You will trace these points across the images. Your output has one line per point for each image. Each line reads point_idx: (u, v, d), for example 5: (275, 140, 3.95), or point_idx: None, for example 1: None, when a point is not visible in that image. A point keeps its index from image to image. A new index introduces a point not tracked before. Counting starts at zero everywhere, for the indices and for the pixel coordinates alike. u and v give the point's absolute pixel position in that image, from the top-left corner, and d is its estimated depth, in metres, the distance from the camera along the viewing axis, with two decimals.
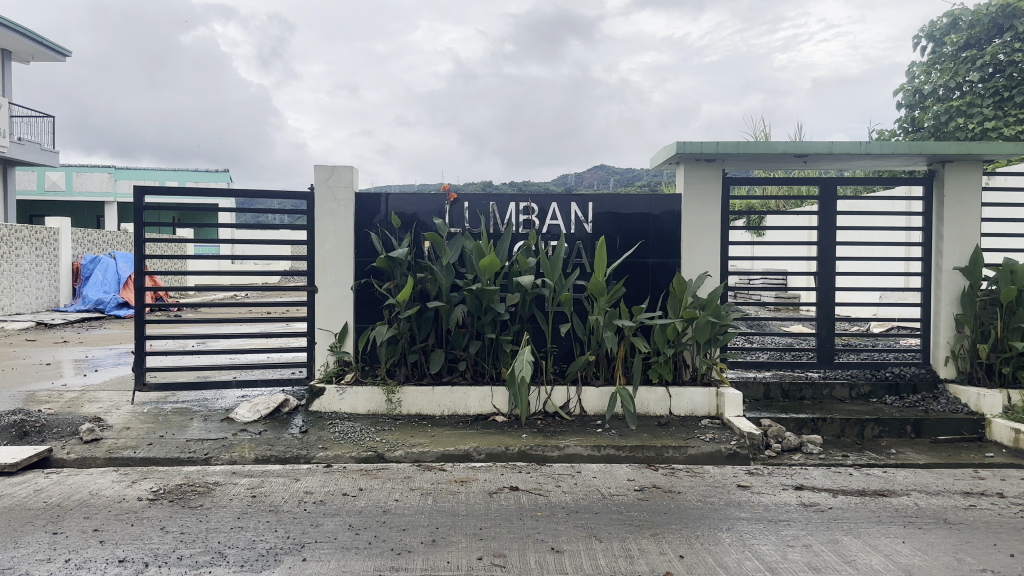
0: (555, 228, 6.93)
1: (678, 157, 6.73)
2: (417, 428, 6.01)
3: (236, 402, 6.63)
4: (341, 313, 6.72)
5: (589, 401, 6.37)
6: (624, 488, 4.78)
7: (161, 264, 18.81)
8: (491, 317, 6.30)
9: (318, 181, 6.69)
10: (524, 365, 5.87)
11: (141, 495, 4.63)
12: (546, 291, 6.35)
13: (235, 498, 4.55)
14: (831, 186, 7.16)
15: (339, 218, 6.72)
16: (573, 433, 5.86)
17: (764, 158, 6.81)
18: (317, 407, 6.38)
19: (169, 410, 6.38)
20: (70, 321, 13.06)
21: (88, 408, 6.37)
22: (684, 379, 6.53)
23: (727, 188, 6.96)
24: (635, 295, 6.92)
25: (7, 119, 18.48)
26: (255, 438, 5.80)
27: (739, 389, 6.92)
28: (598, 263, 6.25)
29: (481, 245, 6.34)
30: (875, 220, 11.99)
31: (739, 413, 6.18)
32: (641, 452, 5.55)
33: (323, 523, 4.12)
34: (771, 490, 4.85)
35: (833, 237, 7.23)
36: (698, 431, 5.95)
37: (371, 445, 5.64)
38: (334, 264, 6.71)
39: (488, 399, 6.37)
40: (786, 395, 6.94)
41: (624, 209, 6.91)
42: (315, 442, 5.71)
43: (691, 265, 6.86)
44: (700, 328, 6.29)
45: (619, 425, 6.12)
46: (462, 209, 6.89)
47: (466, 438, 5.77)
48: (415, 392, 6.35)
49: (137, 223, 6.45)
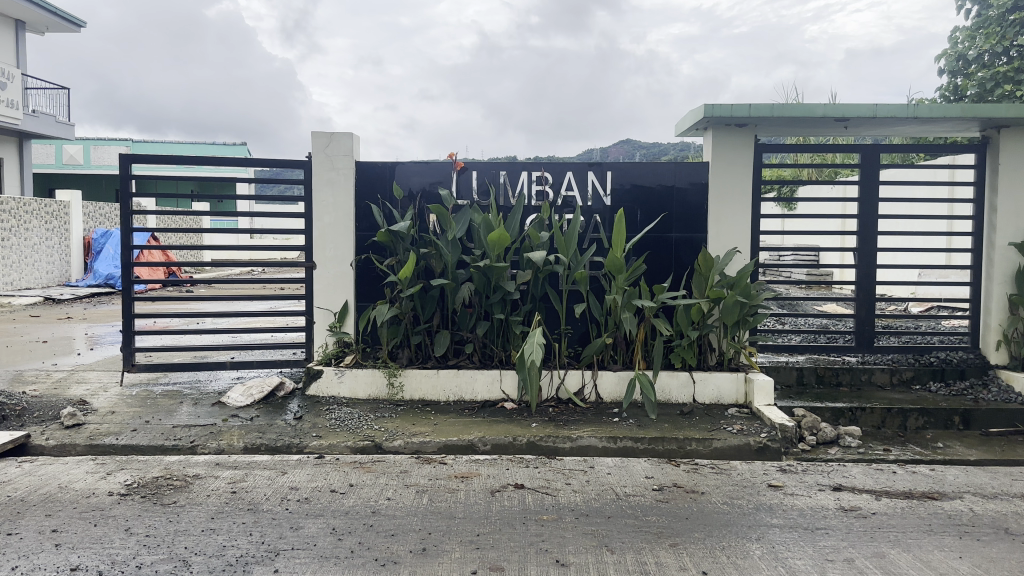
0: (570, 200, 6.42)
1: (706, 121, 6.18)
2: (420, 415, 5.58)
3: (231, 385, 6.24)
4: (342, 291, 6.29)
5: (606, 387, 5.89)
6: (641, 487, 4.31)
7: (177, 239, 18.56)
8: (500, 297, 5.86)
9: (315, 149, 6.23)
10: (535, 349, 5.40)
11: (113, 489, 4.24)
12: (560, 268, 5.87)
13: (213, 495, 4.15)
14: (874, 153, 6.56)
15: (339, 188, 6.26)
16: (587, 422, 5.39)
17: (800, 122, 6.24)
18: (315, 391, 5.97)
19: (159, 393, 6.01)
20: (78, 295, 12.81)
21: (74, 391, 6.02)
22: (710, 364, 6.04)
23: (759, 156, 6.39)
24: (657, 272, 6.39)
25: (22, 91, 18.21)
26: (246, 425, 5.41)
27: (770, 374, 6.40)
28: (617, 237, 5.75)
29: (490, 218, 5.87)
30: (914, 194, 11.32)
31: (770, 402, 5.68)
32: (661, 444, 5.08)
33: (304, 527, 3.70)
34: (806, 492, 4.36)
35: (875, 211, 6.64)
36: (724, 421, 5.45)
37: (369, 433, 5.23)
38: (333, 238, 6.27)
39: (497, 384, 5.91)
40: (820, 381, 6.42)
41: (646, 179, 6.39)
42: (309, 430, 5.31)
43: (719, 240, 6.32)
44: (727, 308, 5.79)
45: (638, 413, 5.65)
46: (470, 179, 6.40)
47: (471, 427, 5.33)
48: (418, 376, 5.92)
49: (123, 193, 6.04)
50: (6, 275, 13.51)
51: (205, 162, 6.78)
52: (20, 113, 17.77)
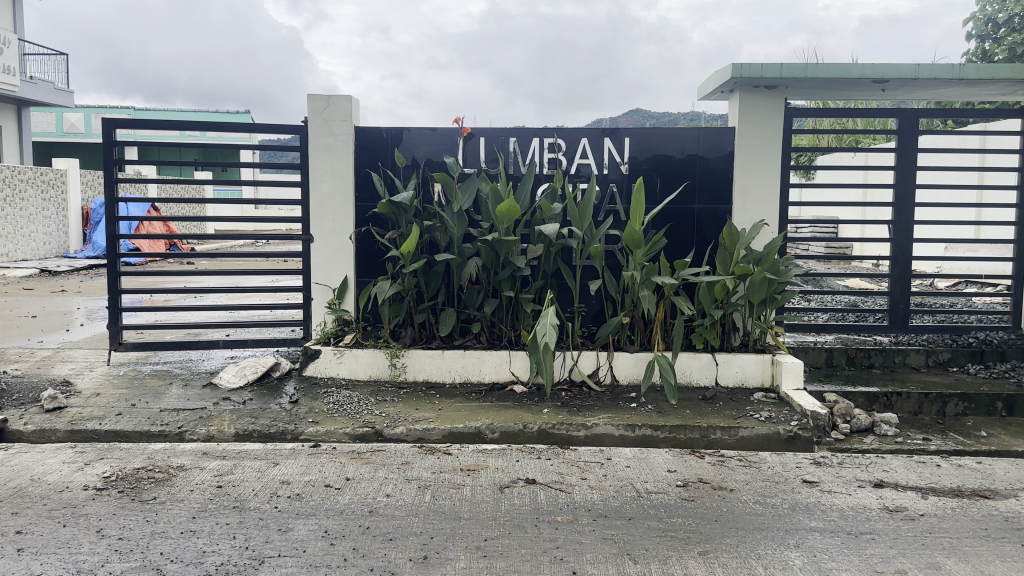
0: (585, 168, 5.98)
1: (733, 83, 5.73)
2: (424, 399, 5.22)
3: (224, 365, 5.89)
4: (342, 265, 5.91)
5: (622, 369, 5.52)
6: (663, 483, 3.94)
7: (179, 209, 18.23)
8: (510, 273, 5.48)
9: (311, 113, 5.80)
10: (547, 330, 5.02)
11: (89, 482, 3.90)
12: (573, 242, 5.48)
13: (197, 490, 3.80)
14: (913, 117, 6.09)
15: (338, 156, 5.85)
16: (602, 408, 5.02)
17: (834, 84, 5.78)
18: (312, 371, 5.60)
19: (148, 373, 5.67)
20: (76, 267, 12.50)
21: (58, 370, 5.68)
22: (734, 346, 5.65)
23: (790, 121, 5.94)
24: (678, 246, 5.97)
25: (18, 56, 17.74)
26: (238, 409, 5.06)
27: (798, 356, 6.01)
28: (635, 209, 5.33)
29: (498, 188, 5.46)
30: (942, 163, 10.80)
31: (799, 386, 5.29)
32: (683, 433, 4.71)
33: (294, 529, 3.35)
34: (845, 489, 3.98)
35: (912, 181, 6.18)
36: (751, 408, 5.07)
37: (369, 419, 4.87)
38: (331, 209, 5.88)
39: (505, 365, 5.53)
40: (851, 363, 6.03)
41: (666, 146, 5.95)
42: (305, 415, 4.95)
43: (745, 211, 5.89)
44: (755, 285, 5.38)
45: (656, 398, 5.27)
46: (478, 145, 5.97)
47: (478, 412, 4.97)
48: (421, 357, 5.55)
49: (107, 161, 5.64)
50: (2, 245, 13.22)
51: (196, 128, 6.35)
52: (17, 79, 17.34)
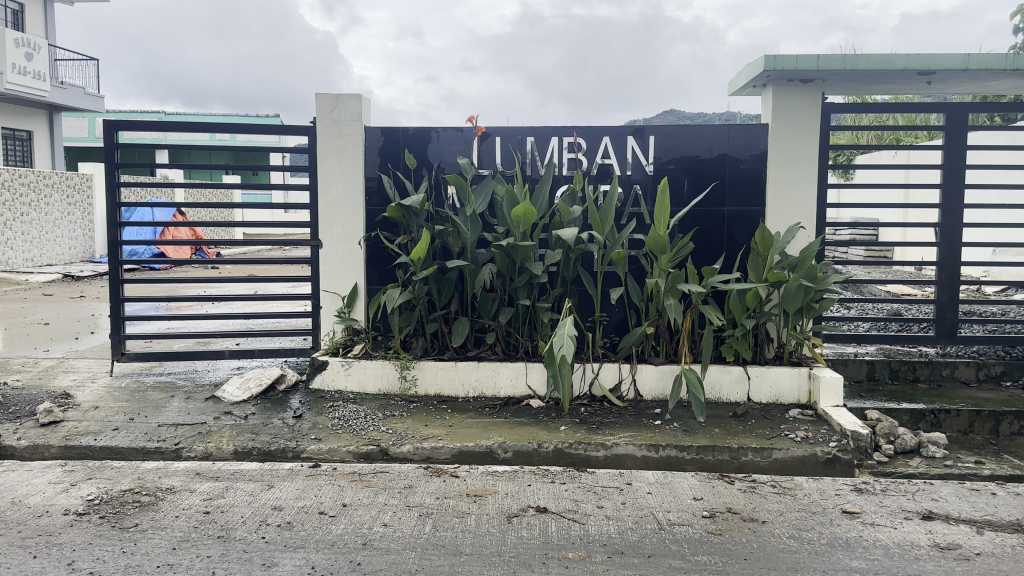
0: (607, 168, 5.65)
1: (765, 76, 5.35)
2: (434, 415, 4.93)
3: (229, 376, 5.66)
4: (351, 272, 5.63)
5: (646, 383, 5.17)
6: (688, 514, 3.58)
7: (207, 214, 18.25)
8: (526, 280, 5.17)
9: (319, 112, 5.54)
10: (565, 341, 4.69)
11: (72, 506, 3.66)
12: (594, 247, 5.15)
13: (182, 516, 3.55)
14: (962, 112, 5.64)
15: (346, 157, 5.58)
16: (624, 425, 4.67)
17: (876, 76, 5.36)
18: (319, 384, 5.34)
19: (150, 386, 5.46)
20: (99, 273, 12.47)
21: (59, 382, 5.49)
22: (767, 358, 5.27)
23: (827, 117, 5.53)
24: (706, 251, 5.60)
25: (49, 62, 17.89)
26: (239, 424, 4.81)
27: (837, 369, 5.59)
28: (660, 212, 4.98)
29: (514, 191, 5.16)
30: (990, 163, 10.26)
31: (839, 402, 4.89)
32: (711, 454, 4.34)
33: (278, 563, 3.07)
34: (890, 521, 3.57)
35: (960, 180, 5.73)
36: (785, 426, 4.69)
37: (374, 436, 4.59)
38: (340, 213, 5.61)
39: (522, 377, 5.21)
40: (894, 377, 5.60)
41: (694, 144, 5.59)
42: (308, 432, 4.68)
43: (779, 214, 5.50)
44: (790, 293, 5.01)
45: (683, 414, 4.91)
46: (493, 145, 5.67)
47: (491, 429, 4.65)
48: (433, 369, 5.25)
49: (109, 163, 5.45)
50: (27, 250, 13.30)
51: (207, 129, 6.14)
52: (48, 85, 17.48)
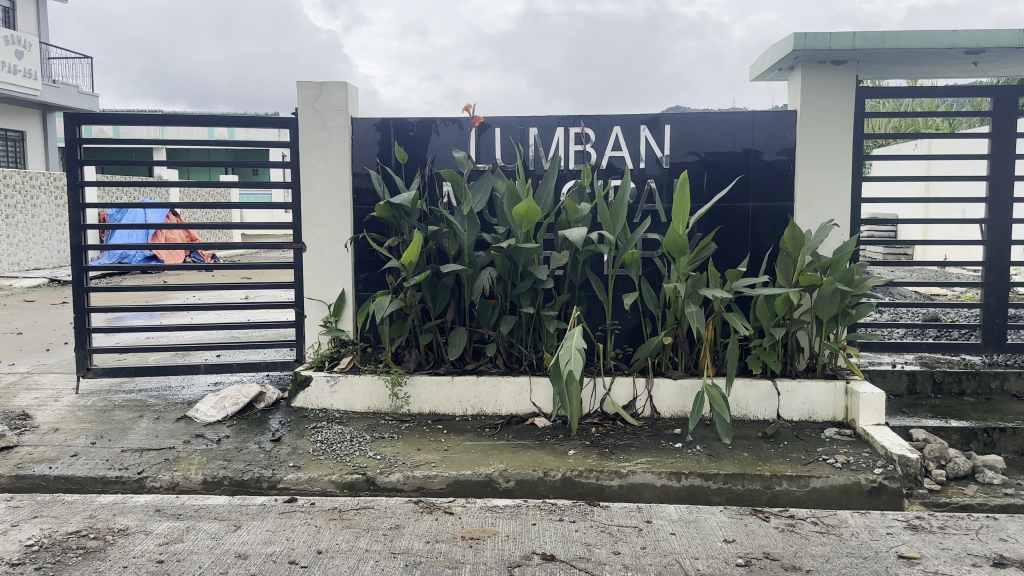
0: (618, 162, 5.13)
1: (794, 58, 4.82)
2: (428, 437, 4.42)
3: (205, 392, 5.17)
4: (337, 277, 5.12)
5: (663, 399, 4.66)
6: (719, 562, 3.07)
7: (203, 215, 17.80)
8: (530, 286, 4.67)
9: (301, 102, 5.04)
10: (573, 355, 4.18)
11: (5, 554, 3.16)
12: (604, 249, 4.64)
13: (130, 567, 3.04)
14: (1012, 96, 5.10)
15: (331, 152, 5.08)
16: (640, 450, 4.16)
17: (917, 57, 4.83)
18: (301, 402, 4.83)
19: (118, 404, 4.97)
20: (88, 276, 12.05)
21: (19, 400, 5.02)
22: (798, 370, 4.75)
23: (862, 103, 5.01)
24: (729, 252, 5.08)
25: (41, 60, 17.51)
26: (210, 449, 4.33)
27: (875, 381, 5.06)
28: (678, 209, 4.47)
29: (515, 187, 4.66)
30: None
31: (880, 421, 4.38)
32: (740, 484, 3.83)
33: None
34: (956, 570, 3.05)
35: (1009, 171, 5.19)
36: (822, 449, 4.17)
37: (360, 463, 4.09)
38: (326, 213, 5.11)
39: (525, 394, 4.71)
40: (938, 390, 5.07)
41: (713, 135, 5.07)
42: (286, 458, 4.19)
43: (810, 210, 4.98)
44: (824, 298, 4.49)
45: (706, 435, 4.40)
46: (493, 137, 5.17)
47: (491, 454, 4.15)
48: (427, 385, 4.75)
49: (71, 160, 4.95)
50: (13, 254, 12.89)
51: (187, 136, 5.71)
52: (41, 84, 17.08)
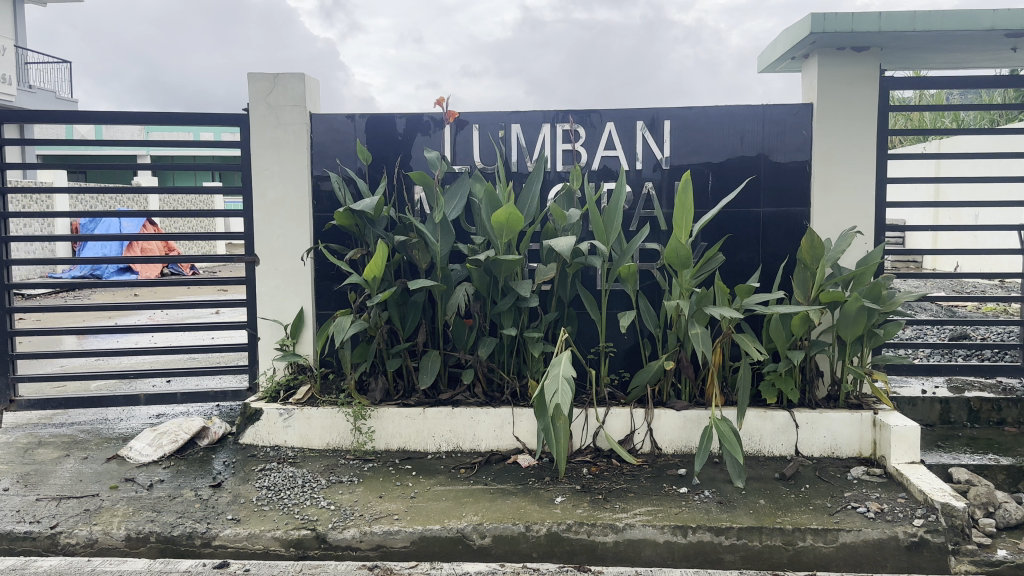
0: (611, 163, 4.55)
1: (810, 43, 4.23)
2: (392, 480, 3.82)
3: (145, 427, 4.57)
4: (294, 294, 4.53)
5: (664, 433, 4.07)
6: None
7: (185, 225, 17.23)
8: (511, 303, 4.09)
9: (252, 96, 4.45)
10: (561, 386, 3.59)
11: None
12: (596, 261, 4.06)
13: None
14: None
15: (286, 153, 4.49)
16: (638, 497, 3.56)
17: (949, 41, 4.24)
18: (250, 439, 4.23)
19: (43, 442, 4.37)
20: (56, 291, 11.48)
21: None
22: (818, 399, 4.16)
23: (886, 95, 4.43)
24: (737, 264, 4.50)
25: (17, 65, 16.98)
26: (139, 497, 3.73)
27: (905, 410, 4.47)
28: (681, 215, 3.89)
29: (494, 191, 4.08)
30: None
31: (915, 458, 3.78)
32: (758, 539, 3.23)
33: None
34: None
35: None
36: (851, 494, 3.57)
37: (310, 515, 3.49)
38: (281, 222, 4.51)
39: (507, 428, 4.12)
40: (975, 419, 4.48)
41: (718, 132, 4.50)
42: (224, 508, 3.59)
43: (829, 216, 4.39)
44: (848, 317, 3.91)
45: (715, 477, 3.80)
46: (470, 134, 4.58)
47: (464, 503, 3.55)
48: (395, 418, 4.15)
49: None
50: None
51: (146, 145, 5.16)
52: (16, 90, 16.55)
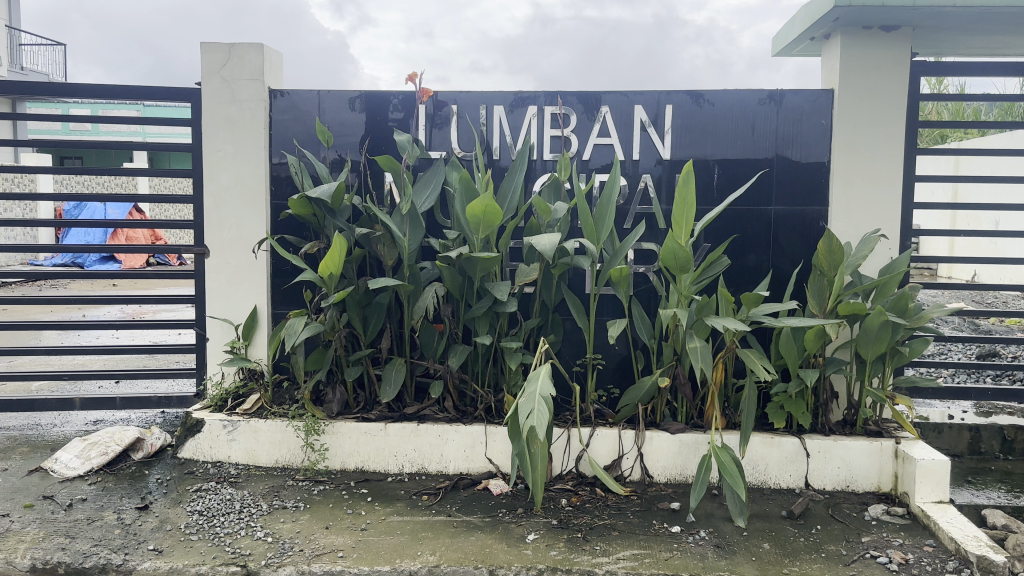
0: (606, 152, 4.06)
1: (833, 20, 3.73)
2: (343, 507, 3.35)
3: (78, 435, 4.11)
4: (247, 291, 4.06)
5: (656, 459, 3.59)
6: None
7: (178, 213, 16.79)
8: (486, 307, 3.61)
9: (206, 68, 3.99)
10: (537, 404, 3.11)
11: None
12: (584, 261, 3.57)
13: None
14: None
15: (241, 133, 4.02)
16: (622, 536, 3.08)
17: (991, 21, 3.74)
18: (190, 453, 3.76)
19: None
20: (34, 279, 11.03)
21: None
22: (832, 424, 3.67)
23: (916, 81, 3.93)
24: (744, 268, 4.01)
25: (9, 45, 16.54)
26: (53, 518, 3.23)
27: (929, 438, 3.99)
28: (681, 211, 3.40)
29: (470, 179, 3.60)
30: None
31: (943, 497, 3.29)
32: None
33: None
34: None
35: None
36: (869, 540, 3.08)
37: (245, 547, 3.01)
38: (234, 210, 4.04)
39: (478, 448, 3.65)
40: (1009, 450, 4.00)
41: (726, 120, 4.01)
42: (147, 536, 3.10)
43: (848, 216, 3.90)
44: (870, 332, 3.41)
45: (712, 513, 3.32)
46: (449, 116, 4.10)
47: (422, 538, 3.07)
48: (353, 434, 3.68)
49: None
50: None
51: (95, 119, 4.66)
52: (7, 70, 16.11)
